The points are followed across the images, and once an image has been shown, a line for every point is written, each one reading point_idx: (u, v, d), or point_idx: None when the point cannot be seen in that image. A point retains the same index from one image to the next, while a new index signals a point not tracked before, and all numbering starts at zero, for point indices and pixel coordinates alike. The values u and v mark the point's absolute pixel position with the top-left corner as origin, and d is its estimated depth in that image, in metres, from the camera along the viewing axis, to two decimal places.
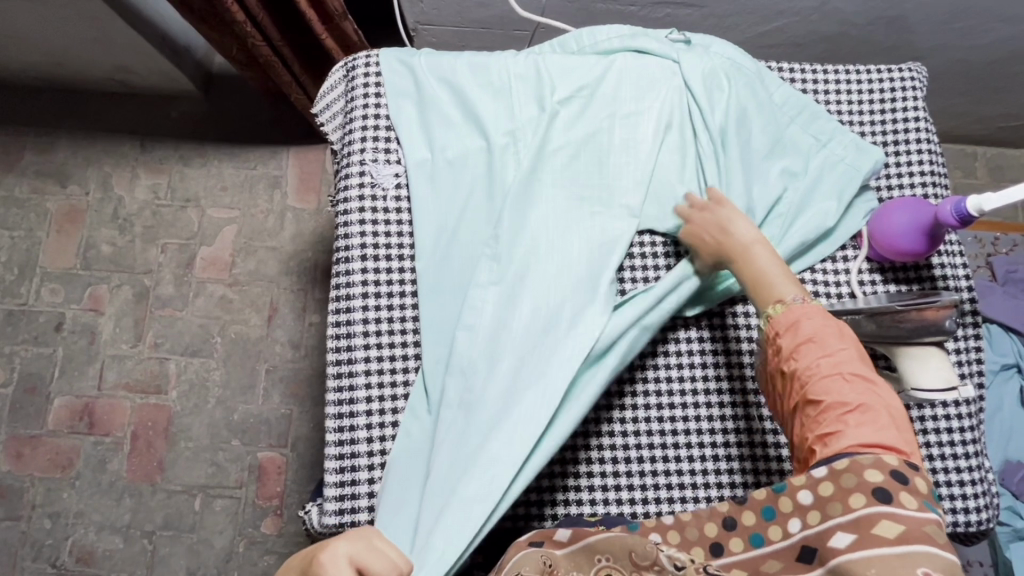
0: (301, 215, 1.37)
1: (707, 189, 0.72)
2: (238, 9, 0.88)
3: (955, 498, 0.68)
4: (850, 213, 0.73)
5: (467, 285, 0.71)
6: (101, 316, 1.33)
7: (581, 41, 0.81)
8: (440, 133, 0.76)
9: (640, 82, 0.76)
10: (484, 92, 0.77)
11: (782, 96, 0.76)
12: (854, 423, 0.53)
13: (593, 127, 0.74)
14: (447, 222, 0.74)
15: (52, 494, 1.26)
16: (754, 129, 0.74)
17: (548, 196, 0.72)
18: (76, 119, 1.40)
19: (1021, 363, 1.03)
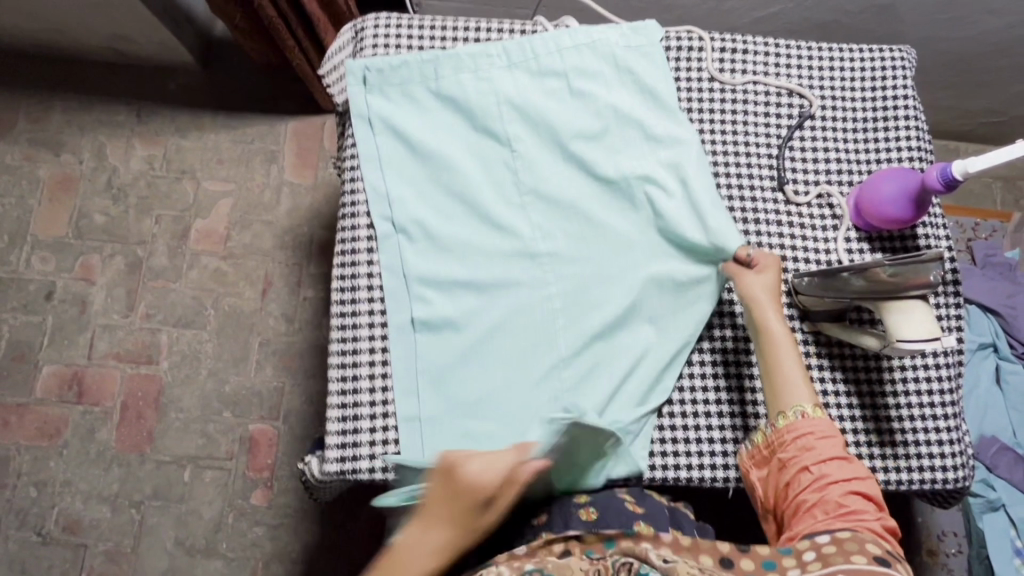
0: (297, 189, 1.37)
1: (532, 164, 0.70)
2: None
3: (933, 456, 0.67)
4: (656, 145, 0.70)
5: (467, 245, 0.68)
6: (93, 285, 1.32)
7: (534, 173, 0.69)
8: (450, 84, 0.71)
9: (548, 173, 0.70)
10: (440, 216, 0.69)
11: (570, 183, 0.70)
12: (842, 495, 0.55)
13: (568, 199, 0.69)
14: (473, 209, 0.69)
15: (38, 462, 1.25)
16: (540, 143, 0.70)
17: (556, 188, 0.69)
18: (70, 87, 1.39)
19: (997, 342, 0.98)
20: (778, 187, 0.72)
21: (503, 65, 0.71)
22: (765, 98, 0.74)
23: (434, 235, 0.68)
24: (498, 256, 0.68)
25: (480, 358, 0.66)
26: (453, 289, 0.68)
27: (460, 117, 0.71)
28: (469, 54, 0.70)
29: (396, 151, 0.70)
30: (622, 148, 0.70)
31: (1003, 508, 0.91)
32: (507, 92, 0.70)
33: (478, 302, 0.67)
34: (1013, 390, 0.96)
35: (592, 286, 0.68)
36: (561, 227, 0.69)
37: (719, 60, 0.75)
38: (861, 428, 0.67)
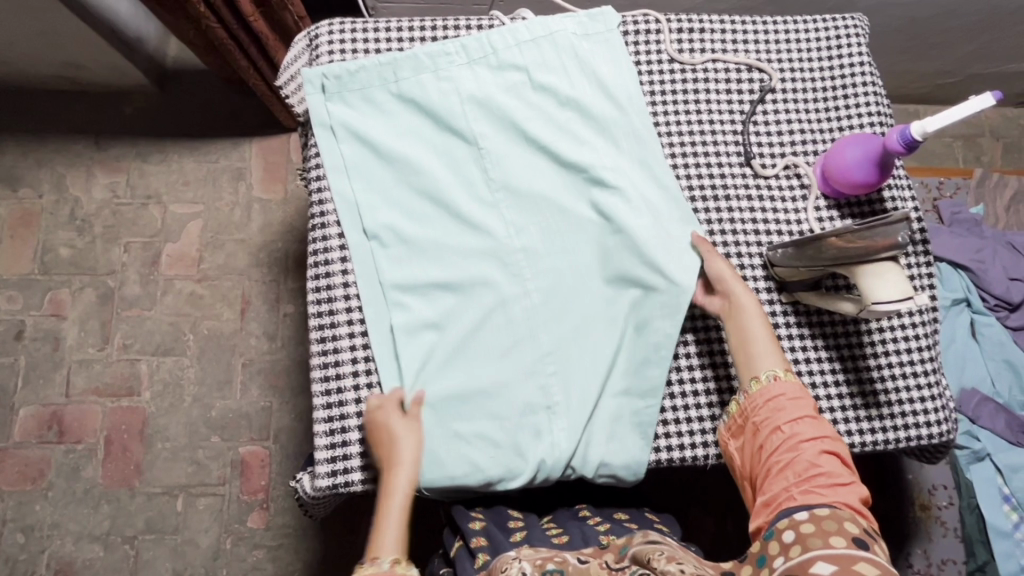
0: (267, 205, 1.35)
1: (499, 158, 0.69)
2: (206, 13, 0.83)
3: (916, 413, 0.68)
4: (618, 136, 0.70)
5: (440, 245, 0.68)
6: (65, 321, 1.29)
7: (502, 168, 0.69)
8: (410, 83, 0.70)
9: (516, 166, 0.69)
10: (409, 218, 0.68)
11: (537, 176, 0.69)
12: (813, 454, 0.56)
13: (537, 192, 0.69)
14: (441, 207, 0.69)
15: (23, 507, 1.21)
16: (506, 137, 0.70)
17: (524, 182, 0.69)
18: (23, 120, 1.35)
19: (969, 297, 1.00)
20: (746, 162, 0.73)
21: (463, 63, 0.70)
22: (725, 74, 0.75)
23: (405, 238, 0.68)
24: (474, 256, 0.68)
25: (464, 359, 0.66)
26: (429, 290, 0.67)
27: (424, 117, 0.70)
28: (427, 53, 0.69)
29: (361, 158, 0.69)
30: (588, 139, 0.70)
31: (988, 456, 0.94)
32: (468, 89, 0.70)
33: (455, 302, 0.67)
34: (988, 341, 0.99)
35: (567, 280, 0.68)
36: (535, 220, 0.69)
37: (677, 40, 0.75)
38: (846, 392, 0.68)
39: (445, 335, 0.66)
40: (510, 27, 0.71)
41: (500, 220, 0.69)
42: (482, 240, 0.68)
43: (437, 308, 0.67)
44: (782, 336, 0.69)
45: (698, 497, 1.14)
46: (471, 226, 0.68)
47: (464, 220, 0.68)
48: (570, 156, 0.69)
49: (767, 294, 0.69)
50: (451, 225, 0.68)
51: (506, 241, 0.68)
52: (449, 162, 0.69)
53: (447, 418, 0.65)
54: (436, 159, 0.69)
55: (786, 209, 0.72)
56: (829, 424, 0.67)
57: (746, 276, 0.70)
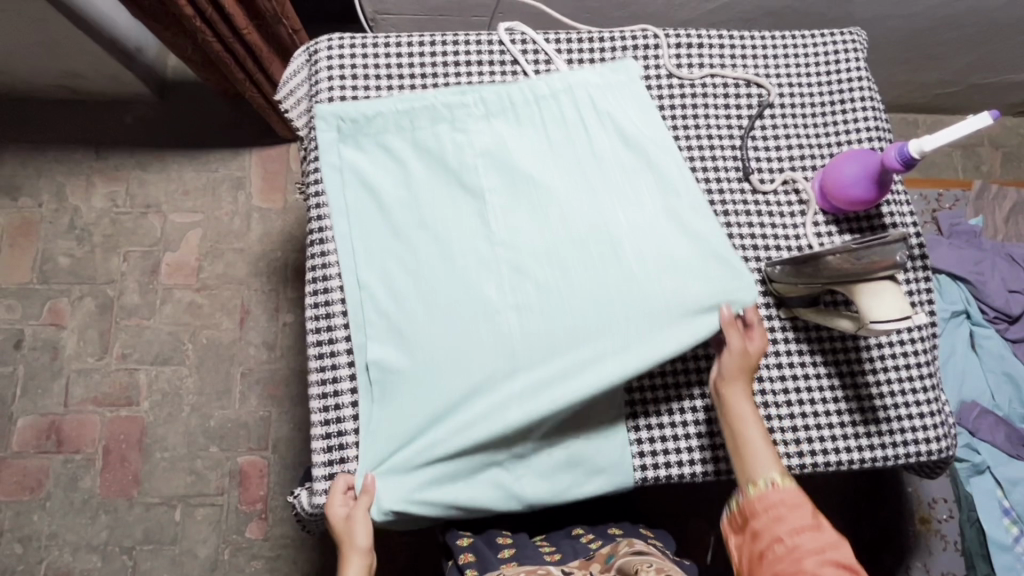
0: (267, 214, 1.35)
1: (501, 191, 0.68)
2: (205, 30, 0.83)
3: (915, 429, 0.68)
4: (624, 164, 0.68)
5: (437, 282, 0.66)
6: (64, 330, 1.29)
7: (502, 202, 0.68)
8: (419, 118, 0.69)
9: (517, 201, 0.68)
10: (406, 250, 0.67)
11: (540, 208, 0.68)
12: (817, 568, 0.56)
13: (538, 224, 0.67)
14: (440, 243, 0.67)
15: (21, 518, 1.21)
16: (510, 171, 0.68)
17: (528, 216, 0.67)
18: (23, 130, 1.35)
19: (969, 309, 1.00)
20: (744, 177, 0.73)
21: (480, 115, 0.70)
22: (723, 90, 0.75)
23: (403, 270, 0.67)
24: (474, 314, 0.65)
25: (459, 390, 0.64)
26: (425, 323, 0.66)
27: (430, 153, 0.69)
28: (439, 91, 0.69)
29: (365, 203, 0.69)
30: (605, 187, 0.68)
31: (988, 470, 0.93)
32: (476, 126, 0.69)
33: (451, 340, 0.65)
34: (988, 353, 0.99)
35: (575, 308, 0.65)
36: (537, 250, 0.67)
37: (675, 55, 0.75)
38: (845, 408, 0.68)
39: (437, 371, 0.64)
40: (529, 81, 0.70)
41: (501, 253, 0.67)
42: (481, 272, 0.66)
43: (432, 346, 0.65)
44: (781, 353, 0.68)
45: (697, 508, 1.14)
46: (468, 261, 0.67)
47: (462, 255, 0.67)
48: (573, 188, 0.68)
49: (765, 309, 0.69)
50: (449, 262, 0.67)
51: (506, 275, 0.66)
52: (448, 197, 0.68)
53: (440, 478, 0.63)
54: (438, 193, 0.68)
55: (784, 225, 0.72)
56: (828, 442, 0.67)
57: None
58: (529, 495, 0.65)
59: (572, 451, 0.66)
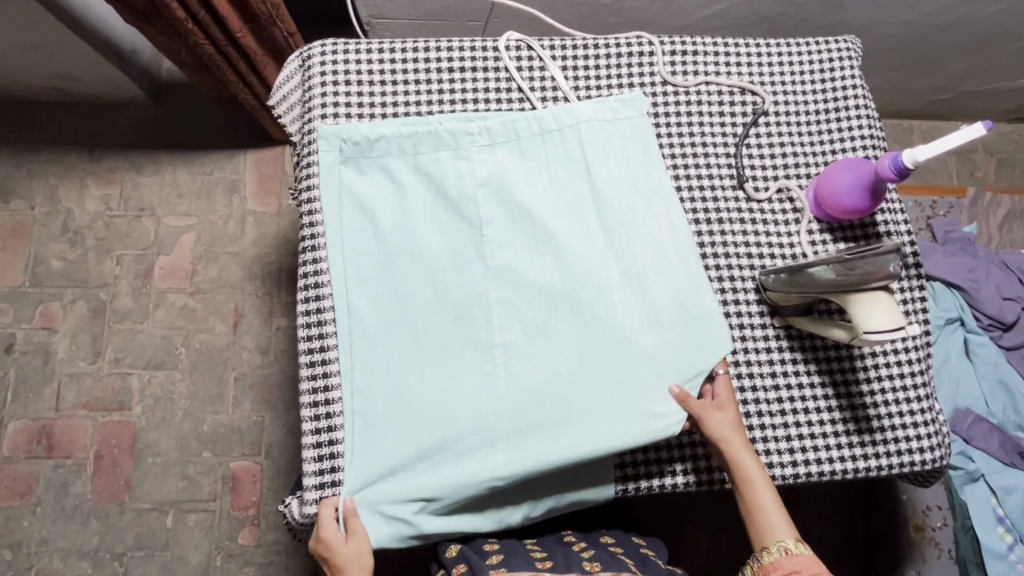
0: (261, 218, 1.34)
1: (498, 218, 0.69)
2: (196, 32, 0.82)
3: (909, 439, 0.67)
4: (615, 185, 0.69)
5: (434, 313, 0.67)
6: (56, 334, 1.28)
7: (499, 231, 0.69)
8: (422, 145, 0.70)
9: (514, 228, 0.69)
10: (402, 275, 0.68)
11: (535, 228, 0.69)
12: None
13: (533, 248, 0.68)
14: (436, 273, 0.68)
15: (11, 523, 1.20)
16: (508, 200, 0.69)
17: (523, 243, 0.69)
18: (16, 132, 1.35)
19: (963, 315, 1.00)
20: (738, 185, 0.73)
21: (485, 144, 0.70)
22: (718, 98, 0.75)
23: (399, 296, 0.67)
24: (465, 350, 0.66)
25: (453, 408, 0.65)
26: (421, 349, 0.66)
27: (431, 180, 0.70)
28: (445, 121, 0.70)
29: (362, 221, 0.69)
30: (597, 226, 0.69)
31: (982, 477, 0.93)
32: (480, 157, 0.70)
33: (448, 369, 0.66)
34: (982, 361, 0.99)
35: (565, 327, 0.67)
36: (533, 273, 0.68)
37: (670, 63, 0.75)
38: (839, 418, 0.68)
39: (431, 398, 0.65)
40: (535, 113, 0.71)
41: (497, 278, 0.68)
42: (476, 294, 0.67)
43: (427, 375, 0.66)
44: (776, 362, 0.68)
45: (691, 515, 1.14)
46: (465, 288, 0.67)
47: (457, 283, 0.67)
48: (566, 213, 0.69)
49: (759, 318, 0.69)
50: (446, 292, 0.67)
51: (501, 301, 0.67)
52: (446, 228, 0.69)
53: (427, 506, 0.63)
54: (437, 222, 0.69)
55: (779, 234, 0.71)
56: (822, 453, 0.67)
57: (739, 303, 0.69)
58: (509, 522, 0.66)
59: (553, 496, 0.66)
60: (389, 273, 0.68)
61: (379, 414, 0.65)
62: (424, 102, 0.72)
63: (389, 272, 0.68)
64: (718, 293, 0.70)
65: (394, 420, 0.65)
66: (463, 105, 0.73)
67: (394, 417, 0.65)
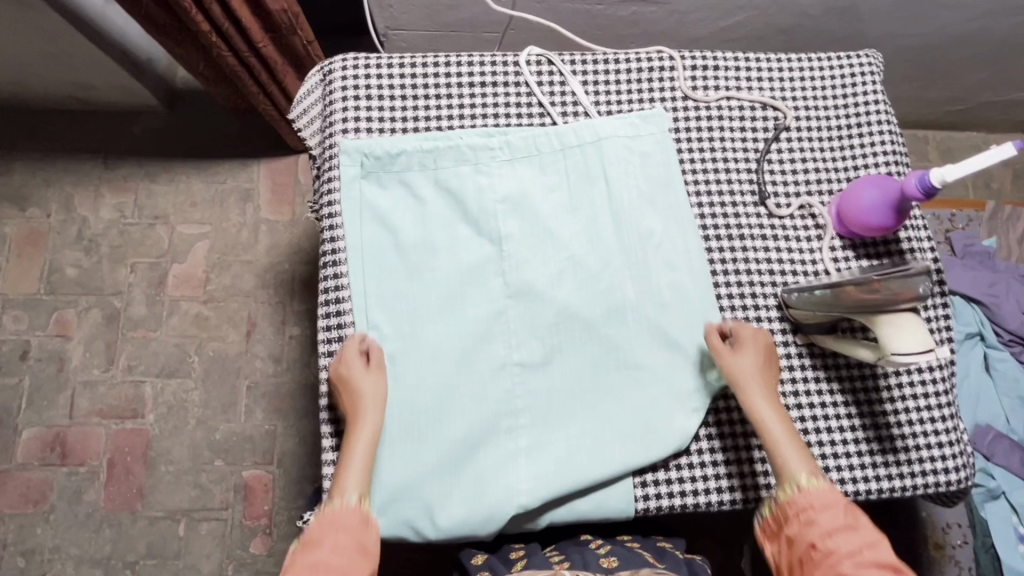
0: (274, 226, 1.35)
1: (519, 235, 0.69)
2: (219, 42, 0.82)
3: (934, 459, 0.67)
4: (636, 204, 0.69)
5: (454, 330, 0.67)
6: (70, 341, 1.28)
7: (520, 247, 0.68)
8: (443, 161, 0.69)
9: (535, 245, 0.69)
10: (422, 291, 0.67)
11: (556, 245, 0.69)
12: (855, 571, 0.53)
13: (554, 265, 0.68)
14: (458, 289, 0.67)
15: (24, 531, 1.20)
16: (530, 217, 0.69)
17: (544, 260, 0.68)
18: (32, 140, 1.35)
19: (983, 330, 0.99)
20: (760, 201, 0.72)
21: (505, 159, 0.70)
22: (740, 113, 0.74)
23: (420, 313, 0.67)
24: (486, 369, 0.66)
25: (473, 427, 0.64)
26: (442, 366, 0.66)
27: (452, 197, 0.69)
28: (467, 137, 0.70)
29: (382, 238, 0.69)
30: (619, 243, 0.69)
31: (1003, 495, 0.92)
32: (501, 173, 0.70)
33: (468, 388, 0.65)
34: (1002, 376, 0.98)
35: (586, 345, 0.66)
36: (554, 289, 0.68)
37: (690, 77, 0.75)
38: (863, 437, 0.67)
39: (452, 417, 0.64)
40: (556, 129, 0.70)
41: (518, 295, 0.67)
42: (496, 311, 0.67)
43: (448, 394, 0.65)
44: (799, 381, 0.68)
45: (706, 529, 1.13)
46: (485, 304, 0.67)
47: (478, 301, 0.67)
48: (587, 230, 0.69)
49: (782, 335, 0.69)
50: (466, 309, 0.67)
51: (522, 318, 0.67)
52: (466, 245, 0.68)
53: (447, 527, 0.62)
54: (458, 239, 0.69)
55: (801, 251, 0.71)
56: (846, 473, 0.66)
57: (761, 321, 0.69)
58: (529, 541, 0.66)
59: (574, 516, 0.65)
60: (409, 289, 0.67)
61: (399, 434, 0.64)
62: (445, 117, 0.72)
63: (409, 290, 0.67)
64: (740, 312, 0.69)
65: (414, 440, 0.64)
66: (483, 121, 0.73)
67: (414, 437, 0.64)
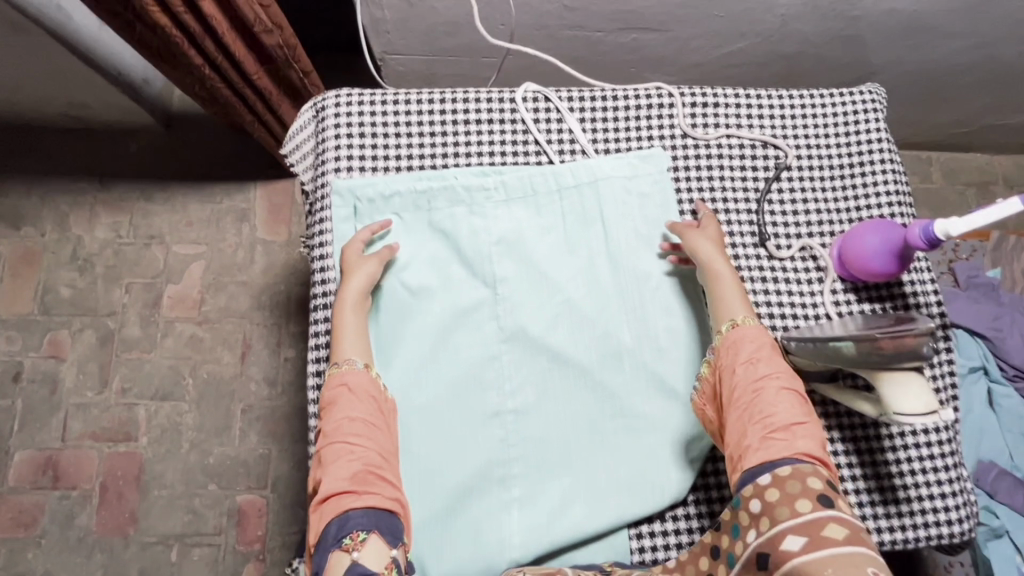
0: (270, 247, 1.33)
1: (514, 277, 0.67)
2: (215, 78, 0.82)
3: (937, 511, 0.65)
4: (634, 248, 0.68)
5: (448, 377, 0.65)
6: (63, 363, 1.27)
7: (516, 290, 0.67)
8: (438, 201, 0.68)
9: (531, 288, 0.67)
10: (415, 335, 0.66)
11: (552, 288, 0.67)
12: (787, 422, 0.56)
13: (549, 309, 0.67)
14: (451, 334, 0.66)
15: (15, 556, 1.19)
16: (525, 258, 0.68)
17: (540, 304, 0.67)
18: (28, 159, 1.34)
19: (987, 364, 0.98)
20: (760, 243, 0.71)
21: (501, 200, 0.69)
22: (740, 151, 0.73)
23: (412, 359, 0.65)
24: (480, 417, 0.64)
25: (466, 477, 0.63)
26: (435, 414, 0.64)
27: (446, 238, 0.68)
28: (462, 177, 0.69)
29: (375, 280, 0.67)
30: (616, 287, 0.67)
31: (1007, 533, 0.91)
32: (496, 213, 0.68)
33: (461, 436, 0.64)
34: (1007, 412, 0.96)
35: (581, 392, 0.65)
36: (549, 335, 0.66)
37: (690, 115, 0.73)
38: (864, 488, 0.66)
39: (445, 467, 0.63)
40: (552, 169, 0.69)
41: (513, 340, 0.66)
42: (490, 357, 0.66)
43: (441, 443, 0.64)
44: None
45: None
46: (479, 348, 0.66)
47: (472, 346, 0.66)
48: (584, 273, 0.68)
49: None
50: (460, 355, 0.66)
51: (517, 365, 0.66)
52: (461, 287, 0.67)
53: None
54: (452, 282, 0.67)
55: (802, 294, 0.69)
56: None
57: None
58: None
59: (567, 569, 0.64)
60: (402, 334, 0.66)
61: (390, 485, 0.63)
62: (440, 155, 0.71)
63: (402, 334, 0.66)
64: None
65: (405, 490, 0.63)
66: (479, 159, 0.71)
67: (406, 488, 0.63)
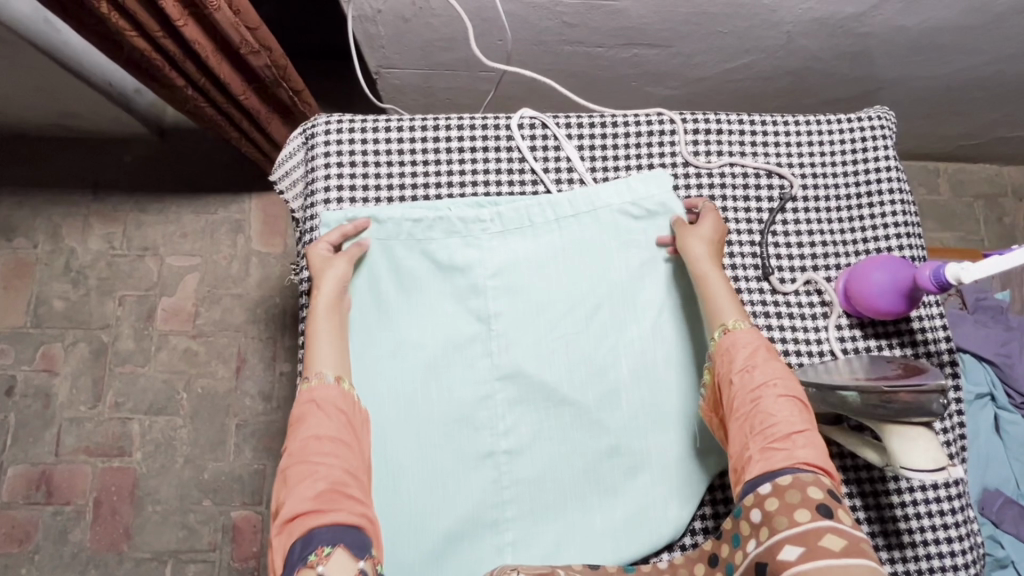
0: (265, 259, 1.32)
1: (509, 313, 0.65)
2: (200, 98, 0.80)
3: (943, 555, 0.63)
4: (632, 282, 0.66)
5: (440, 415, 0.63)
6: (56, 376, 1.26)
7: (511, 326, 0.65)
8: (431, 232, 0.66)
9: (526, 323, 0.65)
10: (407, 373, 0.64)
11: (548, 324, 0.65)
12: (787, 429, 0.53)
13: (545, 346, 0.65)
14: (444, 371, 0.64)
15: (8, 571, 1.18)
16: (521, 292, 0.66)
17: (536, 340, 0.65)
18: (19, 169, 1.33)
19: (994, 390, 0.95)
20: (763, 276, 0.68)
21: (496, 232, 0.67)
22: (743, 180, 0.70)
23: (404, 397, 0.63)
24: (474, 459, 0.63)
25: (459, 521, 0.61)
26: (427, 455, 0.62)
27: (439, 271, 0.66)
28: (455, 208, 0.66)
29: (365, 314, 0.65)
30: (614, 322, 0.65)
31: (1011, 564, 0.89)
32: (491, 246, 0.66)
33: (454, 477, 0.62)
34: (1014, 439, 0.94)
35: (578, 434, 0.63)
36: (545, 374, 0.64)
37: (692, 142, 0.71)
38: (867, 531, 0.64)
39: (437, 511, 0.61)
40: (549, 199, 0.67)
41: (507, 379, 0.64)
42: (484, 395, 0.64)
43: (432, 485, 0.62)
44: None
45: None
46: (472, 386, 0.64)
47: (465, 384, 0.64)
48: (581, 309, 0.66)
49: None
50: (453, 393, 0.64)
51: (512, 405, 0.64)
52: (454, 323, 0.65)
53: None
54: (445, 317, 0.65)
55: (806, 329, 0.67)
56: None
57: None
58: None
59: None
60: (394, 371, 0.64)
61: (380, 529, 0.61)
62: (433, 184, 0.69)
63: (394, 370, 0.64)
64: None
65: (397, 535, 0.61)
66: (473, 188, 0.69)
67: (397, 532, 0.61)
